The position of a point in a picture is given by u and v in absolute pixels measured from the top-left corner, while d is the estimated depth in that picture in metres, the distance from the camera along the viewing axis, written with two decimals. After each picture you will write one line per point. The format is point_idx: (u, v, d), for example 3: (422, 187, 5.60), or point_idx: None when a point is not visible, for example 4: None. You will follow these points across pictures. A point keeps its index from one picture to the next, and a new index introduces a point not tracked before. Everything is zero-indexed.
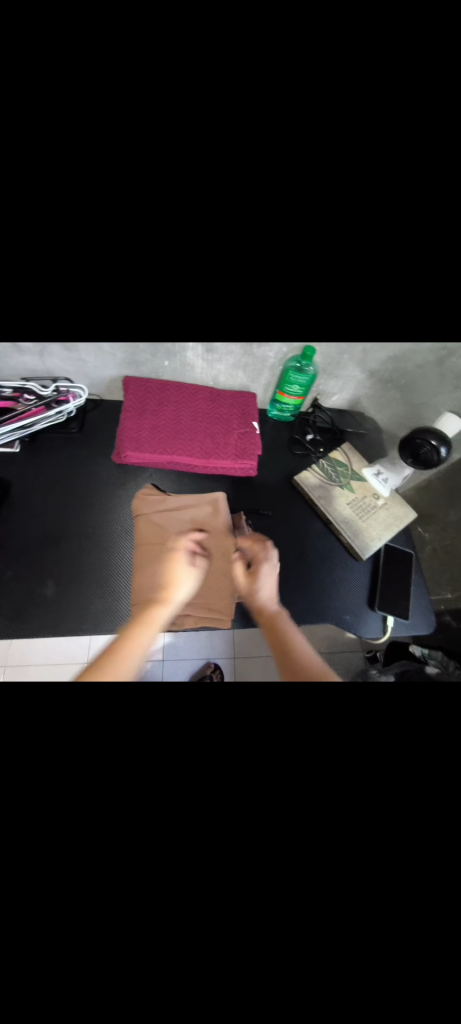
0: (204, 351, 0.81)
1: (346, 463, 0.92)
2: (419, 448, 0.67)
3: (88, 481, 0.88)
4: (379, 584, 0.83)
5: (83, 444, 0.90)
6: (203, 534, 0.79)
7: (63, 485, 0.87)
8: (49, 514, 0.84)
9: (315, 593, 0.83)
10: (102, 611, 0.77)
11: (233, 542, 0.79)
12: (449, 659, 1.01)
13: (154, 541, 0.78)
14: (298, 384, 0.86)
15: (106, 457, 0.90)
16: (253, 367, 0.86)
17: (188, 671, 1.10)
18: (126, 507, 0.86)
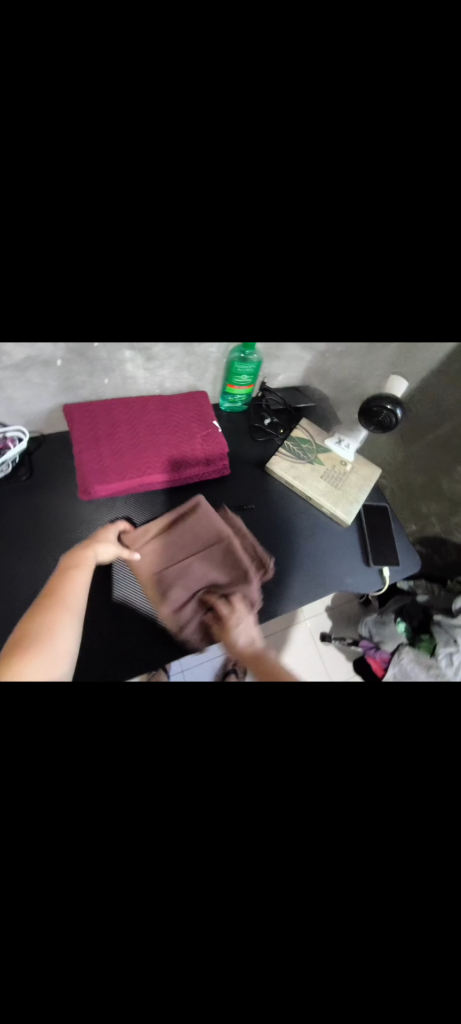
0: (144, 359, 0.77)
1: (309, 438, 0.96)
2: (378, 416, 0.72)
3: (58, 524, 0.79)
4: (368, 541, 0.89)
5: (38, 489, 0.81)
6: (198, 537, 0.79)
7: (31, 538, 0.77)
8: (26, 575, 0.74)
9: (316, 568, 0.86)
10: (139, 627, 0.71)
11: (229, 534, 0.80)
12: (433, 584, 1.16)
13: (152, 563, 0.75)
14: (246, 373, 0.86)
15: (69, 494, 0.82)
16: (198, 365, 0.84)
17: (211, 670, 1.20)
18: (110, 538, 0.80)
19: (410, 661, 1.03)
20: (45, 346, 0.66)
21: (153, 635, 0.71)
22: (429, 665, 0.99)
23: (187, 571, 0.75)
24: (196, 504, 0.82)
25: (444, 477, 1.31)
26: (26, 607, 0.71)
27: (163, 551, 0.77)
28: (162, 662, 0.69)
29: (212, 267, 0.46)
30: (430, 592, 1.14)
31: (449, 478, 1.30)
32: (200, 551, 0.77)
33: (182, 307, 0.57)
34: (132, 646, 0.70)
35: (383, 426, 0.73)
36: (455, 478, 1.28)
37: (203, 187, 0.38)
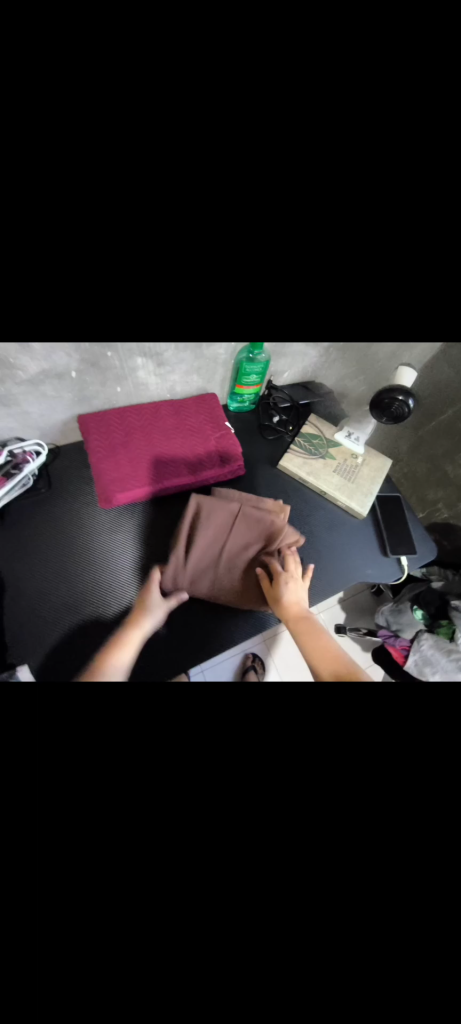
0: (155, 365, 0.78)
1: (319, 434, 0.97)
2: (391, 406, 0.73)
3: (81, 533, 0.80)
4: (384, 531, 0.91)
5: (58, 500, 0.82)
6: (220, 533, 0.77)
7: (56, 548, 0.78)
8: (54, 584, 0.75)
9: (335, 561, 0.87)
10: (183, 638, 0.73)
11: (238, 511, 0.78)
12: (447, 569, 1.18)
13: (194, 580, 0.75)
14: (254, 373, 0.86)
15: (89, 503, 0.83)
16: (207, 367, 0.84)
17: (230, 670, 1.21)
18: (133, 543, 0.81)
19: (430, 646, 1.04)
20: (60, 358, 0.67)
21: (203, 638, 0.73)
22: (449, 649, 1.00)
23: (233, 563, 0.77)
24: (197, 504, 0.77)
25: (449, 463, 1.33)
26: (62, 609, 0.73)
27: (199, 565, 0.76)
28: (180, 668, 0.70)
29: (230, 281, 0.47)
30: (446, 579, 1.15)
31: (454, 464, 1.31)
32: (231, 545, 0.77)
33: (196, 313, 0.58)
34: (177, 658, 0.71)
35: (397, 415, 0.74)
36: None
37: (228, 201, 0.37)
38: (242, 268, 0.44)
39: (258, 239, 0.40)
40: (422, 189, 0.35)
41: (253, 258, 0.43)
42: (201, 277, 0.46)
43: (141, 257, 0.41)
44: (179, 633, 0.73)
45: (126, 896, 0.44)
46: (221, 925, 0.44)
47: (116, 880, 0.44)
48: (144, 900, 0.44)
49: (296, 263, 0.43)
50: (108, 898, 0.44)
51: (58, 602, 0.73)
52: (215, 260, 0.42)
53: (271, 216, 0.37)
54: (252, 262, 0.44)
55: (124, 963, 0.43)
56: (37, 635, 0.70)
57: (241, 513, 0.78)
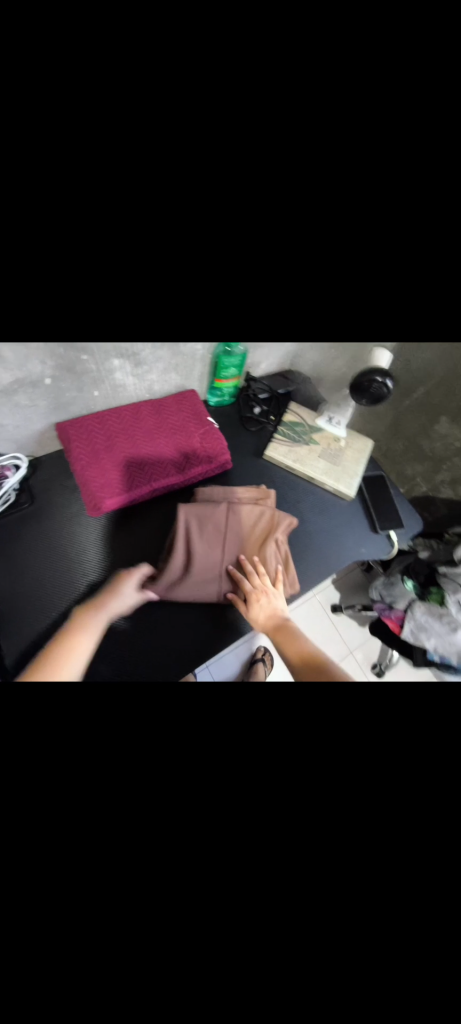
0: (132, 365, 0.76)
1: (300, 420, 0.98)
2: (371, 391, 0.76)
3: (69, 543, 0.78)
4: (372, 509, 0.94)
5: (42, 511, 0.79)
6: (217, 536, 0.77)
7: (44, 560, 0.75)
8: (43, 589, 0.73)
9: (329, 543, 0.90)
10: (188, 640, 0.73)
11: (228, 512, 0.79)
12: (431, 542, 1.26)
13: (198, 587, 0.75)
14: (233, 366, 0.87)
15: (77, 513, 0.81)
16: (185, 364, 0.84)
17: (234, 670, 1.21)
18: (126, 545, 0.80)
19: (423, 613, 1.09)
20: (33, 365, 0.64)
21: (208, 638, 0.74)
22: (441, 614, 1.06)
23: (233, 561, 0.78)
24: (185, 512, 0.76)
25: (424, 438, 1.39)
26: (53, 604, 0.71)
27: (201, 572, 0.75)
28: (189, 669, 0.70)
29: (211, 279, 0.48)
30: (431, 550, 1.23)
31: (429, 439, 1.37)
32: (228, 546, 0.78)
33: (172, 311, 0.57)
34: (185, 656, 0.71)
35: (376, 400, 0.78)
36: (435, 438, 1.35)
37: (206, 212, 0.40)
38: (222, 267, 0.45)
39: (237, 232, 0.39)
40: (394, 182, 0.36)
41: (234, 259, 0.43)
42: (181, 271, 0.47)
43: (116, 254, 0.40)
44: (179, 629, 0.74)
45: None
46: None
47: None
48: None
49: (274, 257, 0.43)
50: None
51: (52, 613, 0.70)
52: (196, 257, 0.42)
53: (249, 213, 0.38)
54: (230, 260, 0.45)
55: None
56: (17, 634, 0.67)
57: (230, 514, 0.79)
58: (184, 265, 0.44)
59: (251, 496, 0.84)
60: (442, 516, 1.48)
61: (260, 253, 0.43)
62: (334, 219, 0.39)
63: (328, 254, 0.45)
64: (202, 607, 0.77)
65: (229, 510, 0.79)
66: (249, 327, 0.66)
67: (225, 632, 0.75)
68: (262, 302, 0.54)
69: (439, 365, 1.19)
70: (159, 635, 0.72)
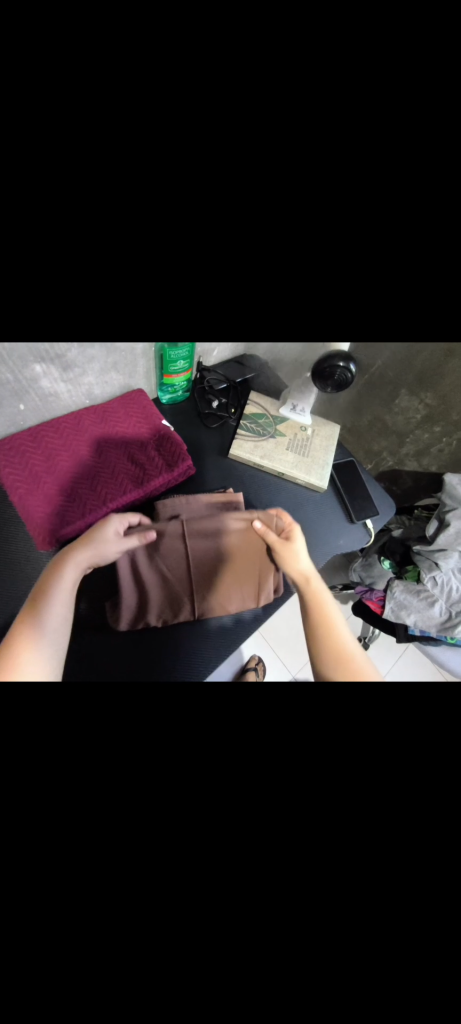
0: (60, 369, 0.65)
1: (263, 411, 0.91)
2: (334, 376, 0.71)
3: (20, 567, 0.68)
4: (347, 498, 0.91)
5: None
6: (174, 550, 0.71)
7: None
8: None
9: (306, 541, 0.86)
10: (174, 647, 0.68)
11: (180, 521, 0.71)
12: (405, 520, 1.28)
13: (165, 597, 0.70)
14: (182, 359, 0.77)
15: (24, 536, 0.70)
16: (124, 360, 0.73)
17: (230, 670, 1.21)
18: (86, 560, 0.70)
19: (402, 591, 1.10)
20: None
21: (192, 647, 0.69)
22: (419, 589, 1.08)
23: (204, 574, 0.72)
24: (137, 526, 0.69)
25: (386, 413, 1.37)
26: (12, 607, 0.65)
27: (165, 583, 0.70)
28: (181, 671, 0.67)
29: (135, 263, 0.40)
30: (404, 527, 1.25)
31: (391, 414, 1.36)
32: (194, 559, 0.72)
33: (94, 311, 0.48)
34: (171, 663, 0.67)
35: (340, 386, 0.73)
36: (397, 412, 1.34)
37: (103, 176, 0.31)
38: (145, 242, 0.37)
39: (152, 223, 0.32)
40: None
41: (141, 235, 0.33)
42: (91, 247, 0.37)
43: None
44: (162, 642, 0.68)
45: None
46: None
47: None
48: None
49: (203, 255, 0.36)
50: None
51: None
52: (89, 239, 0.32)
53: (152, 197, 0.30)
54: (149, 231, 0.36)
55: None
56: None
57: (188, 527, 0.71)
58: (92, 257, 0.35)
59: (218, 500, 0.77)
60: (411, 488, 1.51)
61: (187, 251, 0.36)
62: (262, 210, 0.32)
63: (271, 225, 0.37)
64: (182, 626, 0.70)
65: (183, 519, 0.72)
66: (192, 317, 0.58)
67: (213, 641, 0.70)
68: (197, 296, 0.46)
69: (392, 344, 1.16)
70: (141, 648, 0.67)
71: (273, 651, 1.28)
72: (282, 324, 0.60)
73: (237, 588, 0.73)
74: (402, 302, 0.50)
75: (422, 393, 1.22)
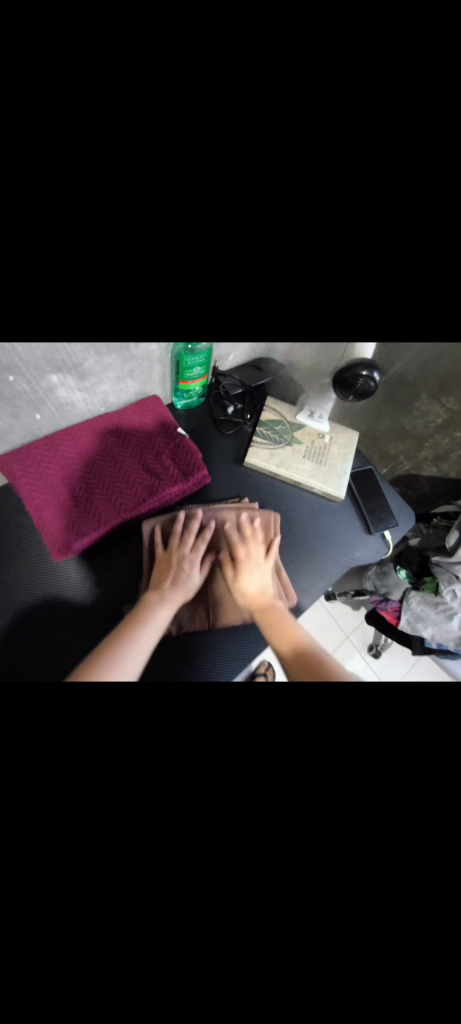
0: (76, 378, 0.64)
1: (280, 417, 0.89)
2: (356, 385, 0.69)
3: (37, 573, 0.68)
4: (365, 507, 0.88)
5: (5, 528, 0.70)
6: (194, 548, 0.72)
7: (14, 574, 0.67)
8: (15, 602, 0.65)
9: (322, 552, 0.83)
10: (192, 652, 0.67)
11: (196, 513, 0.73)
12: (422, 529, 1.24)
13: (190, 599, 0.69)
14: (198, 365, 0.75)
15: (40, 544, 0.70)
16: (140, 367, 0.72)
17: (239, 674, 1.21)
18: (104, 564, 0.70)
19: (419, 603, 1.07)
20: None
21: (208, 655, 0.67)
22: (437, 601, 1.05)
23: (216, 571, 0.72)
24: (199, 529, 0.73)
25: (405, 416, 1.32)
26: (28, 614, 0.65)
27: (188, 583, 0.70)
28: (198, 676, 0.65)
29: (150, 262, 0.38)
30: (422, 536, 1.21)
31: (410, 417, 1.31)
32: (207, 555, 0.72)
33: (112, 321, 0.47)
34: (189, 668, 0.66)
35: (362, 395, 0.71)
36: (416, 415, 1.29)
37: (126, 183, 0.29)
38: (161, 239, 0.34)
39: None
40: None
41: None
42: (103, 250, 0.35)
43: None
44: (178, 646, 0.67)
45: None
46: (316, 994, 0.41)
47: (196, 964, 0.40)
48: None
49: None
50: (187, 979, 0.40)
51: (22, 671, 0.60)
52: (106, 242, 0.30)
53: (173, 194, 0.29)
54: (168, 229, 0.34)
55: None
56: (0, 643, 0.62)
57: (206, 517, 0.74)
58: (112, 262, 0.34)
59: (233, 509, 0.76)
60: (428, 494, 1.47)
61: None
62: None
63: (299, 229, 0.35)
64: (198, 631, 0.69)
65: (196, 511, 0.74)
66: (210, 320, 0.56)
67: (229, 648, 0.68)
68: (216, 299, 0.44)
69: (414, 344, 1.08)
70: (164, 652, 0.66)
71: None
72: (303, 327, 0.58)
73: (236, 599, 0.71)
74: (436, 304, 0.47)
75: (443, 396, 1.17)
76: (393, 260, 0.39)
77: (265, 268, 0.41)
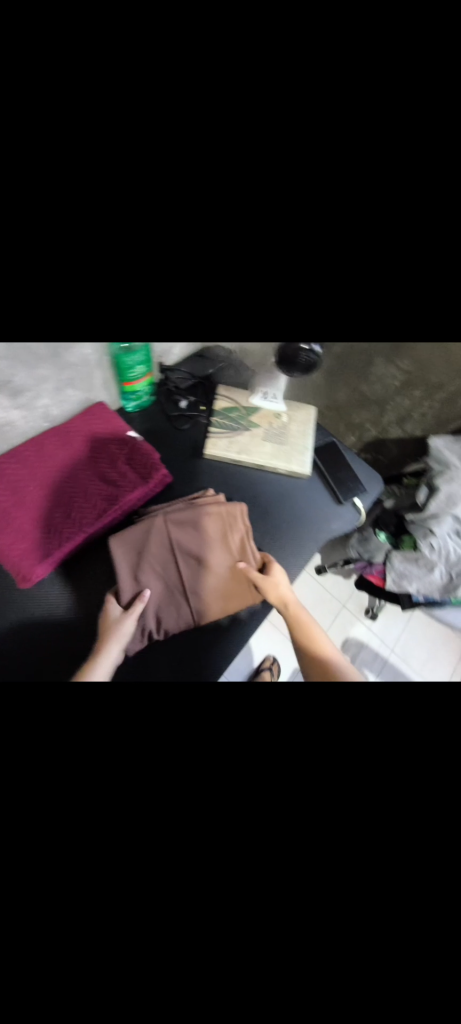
0: (9, 397, 0.61)
1: (234, 403, 0.88)
2: (299, 360, 0.69)
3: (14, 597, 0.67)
4: (332, 480, 0.89)
5: None
6: (163, 550, 0.70)
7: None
8: None
9: (297, 530, 0.84)
10: (183, 650, 0.69)
11: (162, 520, 0.70)
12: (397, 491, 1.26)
13: (164, 603, 0.69)
14: (139, 364, 0.74)
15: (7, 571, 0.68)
16: (77, 374, 0.69)
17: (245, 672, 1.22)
18: (82, 578, 0.69)
19: (401, 561, 1.10)
20: None
21: (198, 654, 0.68)
22: (417, 557, 1.08)
23: (193, 573, 0.71)
24: (146, 548, 0.69)
25: (363, 383, 1.33)
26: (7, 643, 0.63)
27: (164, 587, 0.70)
28: (193, 677, 0.66)
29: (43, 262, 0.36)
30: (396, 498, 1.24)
31: (368, 383, 1.32)
32: (180, 558, 0.70)
33: None
34: (180, 669, 0.67)
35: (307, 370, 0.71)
36: (374, 380, 1.30)
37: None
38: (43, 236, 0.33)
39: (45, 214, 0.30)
40: None
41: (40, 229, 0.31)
42: None
43: None
44: (168, 647, 0.69)
45: (217, 927, 0.45)
46: (319, 895, 0.47)
47: (210, 903, 0.46)
48: (239, 916, 0.46)
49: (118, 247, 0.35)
50: (209, 923, 0.45)
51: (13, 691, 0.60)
52: None
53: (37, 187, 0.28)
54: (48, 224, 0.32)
55: (256, 964, 0.45)
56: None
57: (170, 519, 0.71)
58: None
59: (204, 509, 0.73)
60: (397, 456, 1.50)
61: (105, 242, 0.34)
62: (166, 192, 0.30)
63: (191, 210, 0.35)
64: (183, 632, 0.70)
65: (167, 511, 0.73)
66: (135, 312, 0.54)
67: (217, 645, 0.70)
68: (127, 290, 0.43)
69: (331, 345, 1.23)
70: (152, 658, 0.67)
71: (282, 636, 1.30)
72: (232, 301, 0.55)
73: (226, 601, 0.72)
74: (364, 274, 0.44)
75: (397, 356, 1.18)
76: (308, 222, 0.35)
77: (172, 253, 0.38)
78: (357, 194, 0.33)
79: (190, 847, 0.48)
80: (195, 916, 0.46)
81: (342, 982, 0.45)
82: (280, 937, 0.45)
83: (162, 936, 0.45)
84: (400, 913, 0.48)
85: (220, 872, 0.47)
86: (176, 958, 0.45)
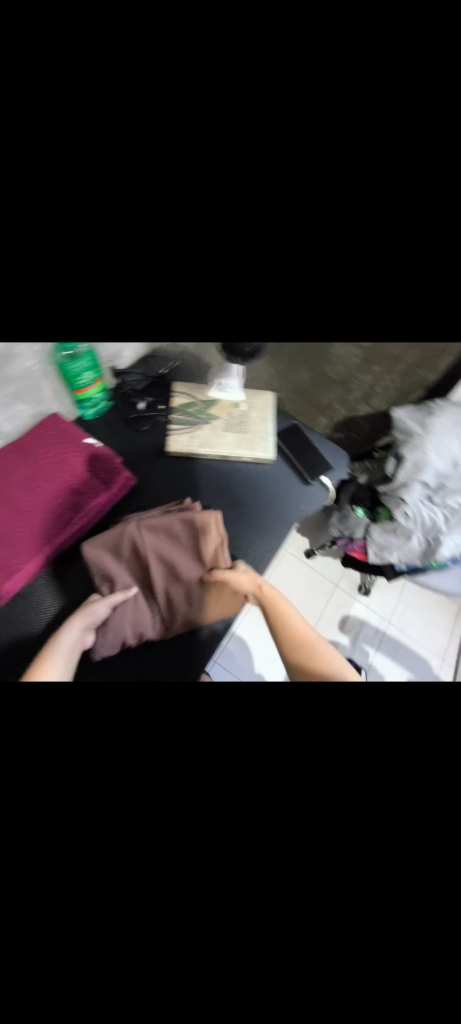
0: None
1: (192, 399, 0.89)
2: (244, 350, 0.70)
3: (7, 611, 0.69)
4: (299, 463, 0.90)
5: None
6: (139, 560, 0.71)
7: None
8: None
9: (268, 516, 0.85)
10: (176, 650, 0.72)
11: (136, 528, 0.68)
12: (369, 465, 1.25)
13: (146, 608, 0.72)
14: (85, 368, 0.74)
15: None
16: (22, 385, 0.69)
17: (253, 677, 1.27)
18: (67, 586, 0.72)
19: (380, 534, 1.12)
20: None
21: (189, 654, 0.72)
22: (395, 528, 1.10)
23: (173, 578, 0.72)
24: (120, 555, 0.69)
25: (326, 364, 1.34)
26: None
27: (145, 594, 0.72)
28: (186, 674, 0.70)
29: None
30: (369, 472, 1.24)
31: (331, 364, 1.33)
32: (157, 565, 0.70)
33: None
34: (173, 668, 0.71)
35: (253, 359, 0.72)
36: (335, 360, 1.31)
37: None
38: None
39: None
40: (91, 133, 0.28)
41: None
42: None
43: None
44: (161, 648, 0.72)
45: (218, 907, 0.47)
46: (315, 860, 0.50)
47: (209, 884, 0.48)
48: (239, 895, 0.48)
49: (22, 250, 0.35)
50: (211, 907, 0.47)
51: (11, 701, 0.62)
52: None
53: None
54: None
55: (260, 936, 0.47)
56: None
57: (144, 526, 0.69)
58: None
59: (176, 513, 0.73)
60: (369, 433, 1.51)
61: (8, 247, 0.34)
62: (55, 191, 0.30)
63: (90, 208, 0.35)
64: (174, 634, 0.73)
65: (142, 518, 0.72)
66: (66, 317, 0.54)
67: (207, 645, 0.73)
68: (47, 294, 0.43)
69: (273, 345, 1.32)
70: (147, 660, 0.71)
71: None
72: None
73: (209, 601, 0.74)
74: (285, 271, 0.41)
75: None
76: (183, 220, 0.35)
77: (86, 257, 0.38)
78: (252, 188, 0.32)
79: (185, 832, 0.50)
80: (198, 900, 0.48)
81: (344, 941, 0.47)
82: (281, 907, 0.47)
83: (165, 920, 0.46)
84: (394, 868, 0.50)
85: (216, 854, 0.49)
86: (181, 944, 0.46)
